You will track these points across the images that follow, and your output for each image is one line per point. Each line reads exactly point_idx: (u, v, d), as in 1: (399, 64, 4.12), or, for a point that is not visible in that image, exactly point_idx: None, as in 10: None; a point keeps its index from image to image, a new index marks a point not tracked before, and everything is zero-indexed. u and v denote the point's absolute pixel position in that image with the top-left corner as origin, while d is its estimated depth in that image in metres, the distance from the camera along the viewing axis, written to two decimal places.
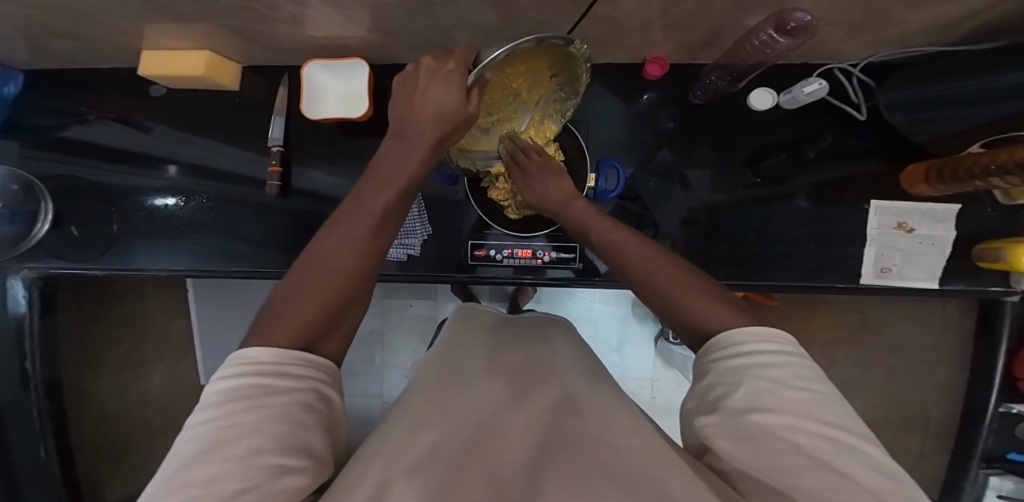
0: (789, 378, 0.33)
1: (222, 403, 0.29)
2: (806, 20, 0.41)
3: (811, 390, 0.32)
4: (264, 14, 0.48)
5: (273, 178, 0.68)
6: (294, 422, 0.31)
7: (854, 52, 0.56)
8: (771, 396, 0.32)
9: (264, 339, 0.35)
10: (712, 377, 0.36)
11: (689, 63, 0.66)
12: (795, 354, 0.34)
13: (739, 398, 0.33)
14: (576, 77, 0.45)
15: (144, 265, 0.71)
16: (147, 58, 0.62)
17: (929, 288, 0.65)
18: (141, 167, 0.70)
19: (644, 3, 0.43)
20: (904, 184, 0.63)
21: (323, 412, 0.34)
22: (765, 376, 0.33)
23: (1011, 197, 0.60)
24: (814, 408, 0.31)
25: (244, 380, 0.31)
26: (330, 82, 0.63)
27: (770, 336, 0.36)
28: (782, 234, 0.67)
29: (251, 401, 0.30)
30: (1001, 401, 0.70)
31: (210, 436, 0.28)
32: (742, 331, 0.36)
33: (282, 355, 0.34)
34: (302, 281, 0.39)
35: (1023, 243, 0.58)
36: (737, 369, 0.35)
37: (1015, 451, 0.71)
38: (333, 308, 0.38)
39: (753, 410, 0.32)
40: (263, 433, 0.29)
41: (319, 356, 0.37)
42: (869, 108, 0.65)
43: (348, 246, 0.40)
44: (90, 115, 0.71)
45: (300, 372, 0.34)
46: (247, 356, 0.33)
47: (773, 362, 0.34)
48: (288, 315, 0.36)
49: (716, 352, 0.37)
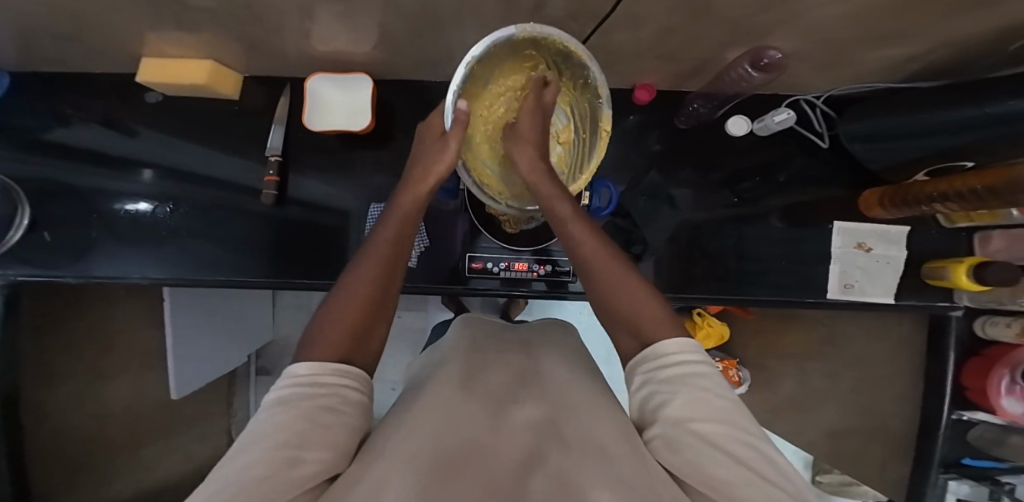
0: (713, 386, 0.34)
1: (265, 409, 0.32)
2: (777, 58, 0.48)
3: (729, 399, 0.34)
4: (274, 28, 0.49)
5: (269, 187, 0.68)
6: (314, 421, 0.31)
7: (815, 86, 0.63)
8: (700, 402, 0.33)
9: (313, 352, 0.37)
10: (648, 386, 0.37)
11: (674, 91, 0.71)
12: (715, 367, 0.37)
13: (676, 407, 0.33)
14: (570, 58, 0.50)
15: (112, 273, 0.68)
16: (147, 65, 0.62)
17: (886, 303, 0.71)
18: (125, 171, 0.69)
19: (636, 34, 0.48)
20: (862, 208, 0.71)
21: (348, 415, 0.34)
22: (699, 386, 0.34)
23: (952, 220, 0.68)
24: (734, 417, 0.33)
25: (284, 391, 0.33)
26: (331, 94, 0.64)
27: (694, 347, 0.37)
28: (757, 252, 0.72)
29: (286, 405, 0.32)
30: (954, 408, 0.74)
31: (250, 434, 0.30)
32: (672, 344, 0.37)
33: (317, 367, 0.36)
34: (326, 318, 0.40)
35: (964, 262, 0.64)
36: (671, 377, 0.35)
37: (967, 456, 0.75)
38: (354, 334, 0.39)
39: (689, 419, 0.32)
40: (288, 429, 0.30)
41: (354, 368, 0.38)
42: (831, 137, 0.72)
43: (371, 273, 0.42)
44: (73, 117, 0.69)
45: (329, 381, 0.35)
46: (290, 373, 0.35)
47: (701, 372, 0.35)
48: (322, 340, 0.38)
49: (652, 363, 0.37)
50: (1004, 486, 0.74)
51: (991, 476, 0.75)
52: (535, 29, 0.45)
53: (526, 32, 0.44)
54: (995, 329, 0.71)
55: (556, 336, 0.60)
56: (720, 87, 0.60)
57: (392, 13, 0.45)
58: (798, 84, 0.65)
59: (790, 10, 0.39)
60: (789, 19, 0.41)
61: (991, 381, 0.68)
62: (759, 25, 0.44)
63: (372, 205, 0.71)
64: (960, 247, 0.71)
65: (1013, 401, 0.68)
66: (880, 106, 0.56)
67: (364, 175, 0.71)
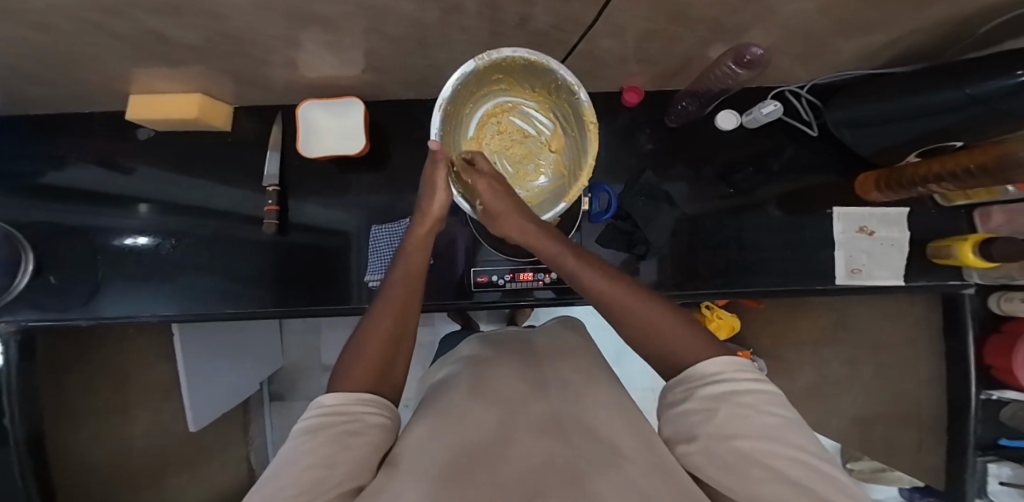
0: (761, 403, 0.34)
1: (296, 436, 0.34)
2: (759, 54, 0.48)
3: (783, 416, 0.34)
4: (261, 58, 0.50)
5: (270, 216, 0.68)
6: (337, 444, 0.32)
7: (803, 75, 0.63)
8: (748, 421, 0.33)
9: (344, 383, 0.38)
10: (687, 402, 0.37)
11: (661, 90, 0.72)
12: (766, 381, 0.36)
13: (720, 425, 0.34)
14: (535, 72, 0.52)
15: (121, 314, 0.69)
16: (135, 102, 0.63)
17: (897, 285, 0.69)
18: (125, 210, 0.70)
19: (621, 40, 0.49)
20: (859, 191, 0.70)
21: (373, 436, 0.35)
22: (744, 402, 0.34)
23: (949, 200, 0.67)
24: (788, 435, 0.33)
25: (311, 418, 0.35)
26: (323, 119, 0.65)
27: (738, 362, 0.37)
28: (759, 242, 0.71)
29: (312, 434, 0.33)
30: (982, 388, 0.71)
31: (283, 460, 0.32)
32: (713, 362, 0.37)
33: (343, 396, 0.36)
34: (351, 356, 0.40)
35: (970, 240, 0.63)
36: (714, 394, 0.35)
37: (1005, 436, 0.71)
38: (379, 368, 0.39)
39: (735, 438, 0.33)
40: (315, 453, 0.31)
41: (374, 395, 0.38)
42: (820, 125, 0.71)
43: (387, 309, 0.43)
44: (68, 159, 0.70)
45: (353, 407, 0.36)
46: (319, 402, 0.36)
47: (747, 388, 0.35)
48: (349, 375, 0.38)
49: (692, 379, 0.37)
50: None
51: None
52: (491, 54, 0.47)
53: (484, 59, 0.47)
54: (1011, 304, 0.69)
55: (571, 340, 0.59)
56: (705, 83, 0.61)
57: (377, 37, 0.46)
58: (785, 75, 0.65)
59: (765, 8, 0.40)
60: (769, 15, 0.41)
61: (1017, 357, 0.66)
62: (740, 23, 0.44)
63: (372, 227, 0.71)
64: (963, 224, 0.70)
65: None
66: (863, 92, 0.56)
67: (361, 196, 0.72)
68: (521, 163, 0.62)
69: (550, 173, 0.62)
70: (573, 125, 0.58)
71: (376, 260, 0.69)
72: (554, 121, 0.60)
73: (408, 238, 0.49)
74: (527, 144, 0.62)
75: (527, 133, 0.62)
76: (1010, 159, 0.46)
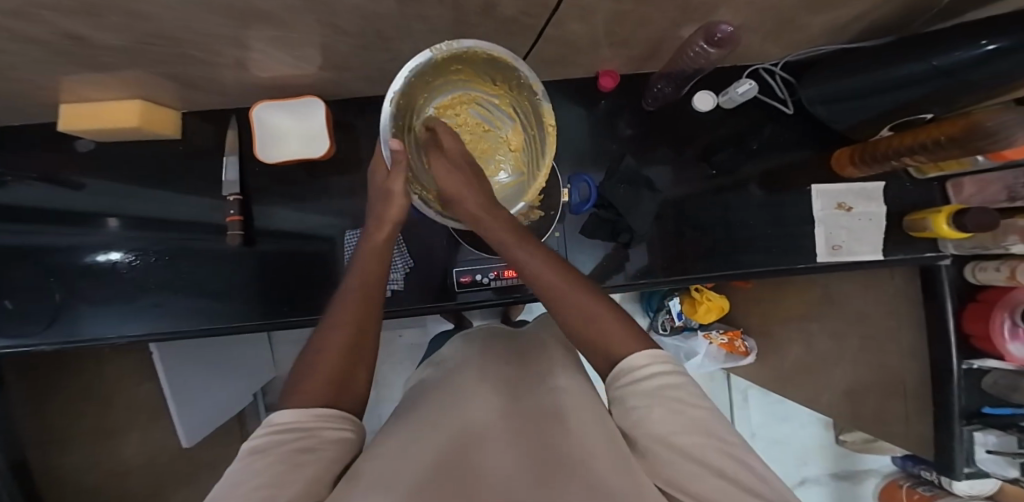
0: (687, 396, 0.34)
1: (240, 458, 0.30)
2: (730, 32, 0.47)
3: (705, 408, 0.34)
4: (203, 59, 0.47)
5: (234, 227, 0.65)
6: (289, 462, 0.30)
7: (775, 52, 0.62)
8: (678, 414, 0.33)
9: (296, 399, 0.36)
10: (623, 400, 0.36)
11: (636, 74, 0.70)
12: (691, 376, 0.36)
13: (654, 421, 0.33)
14: (496, 63, 0.50)
15: (97, 334, 0.66)
16: (66, 112, 0.58)
17: (877, 260, 0.70)
18: (81, 227, 0.66)
19: (588, 23, 0.47)
20: (835, 167, 0.71)
21: (328, 451, 0.33)
22: (674, 396, 0.34)
23: (924, 172, 0.67)
24: (712, 427, 0.33)
25: (259, 438, 0.32)
26: (286, 121, 0.62)
27: (664, 356, 0.37)
28: (742, 223, 0.71)
29: (261, 453, 0.30)
30: (965, 358, 0.70)
31: (224, 488, 0.28)
32: (643, 356, 0.37)
33: (296, 413, 0.34)
34: (303, 371, 0.38)
35: (943, 212, 0.64)
36: (646, 389, 0.35)
37: (988, 405, 0.70)
38: (336, 382, 0.37)
39: (669, 434, 0.32)
40: (265, 472, 0.28)
41: (331, 409, 0.36)
42: (795, 102, 0.71)
43: (343, 321, 0.41)
44: (7, 177, 0.66)
45: (305, 422, 0.34)
46: (268, 422, 0.33)
47: (673, 381, 0.35)
48: (304, 388, 0.36)
49: (625, 375, 0.36)
50: None
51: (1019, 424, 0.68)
52: (447, 45, 0.45)
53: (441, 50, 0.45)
54: (985, 274, 0.70)
55: (541, 340, 0.59)
56: (681, 64, 0.60)
57: (329, 31, 0.43)
58: (757, 54, 0.64)
59: None
60: None
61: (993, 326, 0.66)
62: (706, 2, 0.43)
63: (350, 230, 0.69)
64: (938, 196, 0.70)
65: (1020, 345, 0.65)
66: (832, 68, 0.55)
67: (333, 199, 0.69)
68: (482, 159, 0.60)
69: (509, 170, 0.60)
70: (535, 124, 0.56)
71: None
72: (517, 116, 0.58)
73: (365, 245, 0.48)
74: (488, 139, 0.60)
75: (488, 127, 0.59)
76: (981, 129, 0.45)
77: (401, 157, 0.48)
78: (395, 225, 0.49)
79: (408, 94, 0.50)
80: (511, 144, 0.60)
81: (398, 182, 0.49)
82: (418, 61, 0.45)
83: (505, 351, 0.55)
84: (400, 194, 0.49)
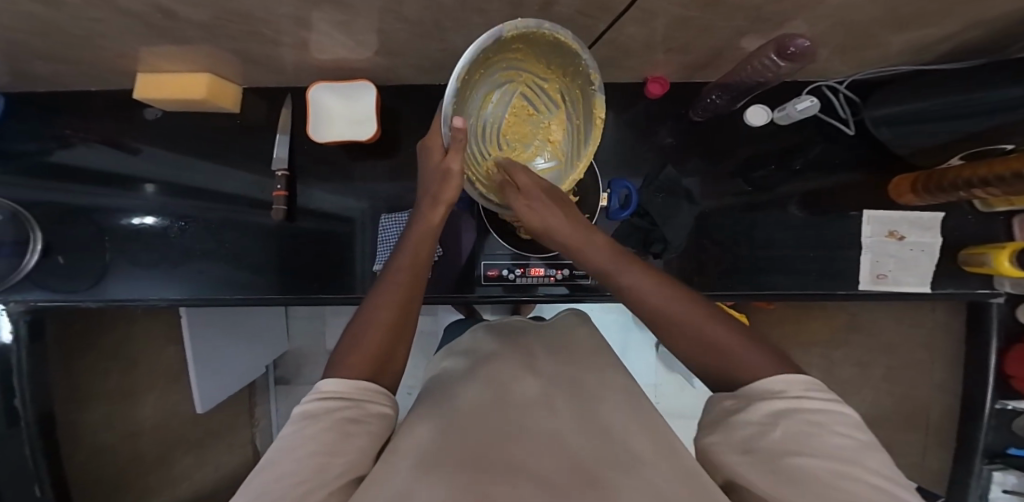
0: (832, 423, 0.30)
1: (294, 422, 0.33)
2: (805, 46, 0.45)
3: (858, 439, 0.30)
4: (270, 38, 0.48)
5: (278, 202, 0.67)
6: (340, 431, 0.32)
7: (839, 69, 0.60)
8: (815, 439, 0.30)
9: (340, 370, 0.37)
10: (740, 416, 0.33)
11: (688, 82, 0.69)
12: (834, 404, 0.32)
13: (776, 439, 0.30)
14: (563, 49, 0.45)
15: (130, 296, 0.69)
16: (142, 82, 0.61)
17: (922, 292, 0.67)
18: (130, 191, 0.69)
19: (650, 26, 0.46)
20: (891, 195, 0.66)
21: (372, 425, 0.35)
22: (810, 419, 0.31)
23: (990, 205, 0.64)
24: (861, 458, 0.28)
25: (308, 404, 0.34)
26: (333, 103, 0.63)
27: (812, 382, 0.33)
28: (780, 242, 0.69)
29: (312, 419, 0.33)
30: (996, 397, 0.68)
31: (282, 447, 0.31)
32: (776, 377, 0.33)
33: (345, 383, 0.36)
34: (350, 342, 0.39)
35: (1007, 248, 0.60)
36: (773, 410, 0.32)
37: (1015, 446, 0.68)
38: (379, 358, 0.38)
39: (793, 453, 0.29)
40: (316, 439, 0.31)
41: (375, 385, 0.37)
42: (856, 122, 0.68)
43: (386, 302, 0.42)
44: (74, 138, 0.69)
45: (352, 393, 0.35)
46: (318, 388, 0.36)
47: (816, 407, 0.31)
48: (350, 359, 0.38)
49: (751, 394, 0.34)
50: None
51: None
52: (520, 25, 0.40)
53: (514, 30, 0.40)
54: None
55: (585, 335, 0.58)
56: (739, 76, 0.57)
57: (391, 17, 0.43)
58: (818, 70, 0.61)
59: None
60: (812, 4, 0.39)
61: None
62: (777, 11, 0.42)
63: (384, 214, 0.70)
64: (998, 231, 0.67)
65: None
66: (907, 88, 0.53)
67: (369, 184, 0.70)
68: (520, 144, 0.55)
69: (549, 159, 0.55)
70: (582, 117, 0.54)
71: (383, 249, 0.68)
72: (564, 103, 0.54)
73: (417, 224, 0.47)
74: (529, 122, 0.55)
75: (532, 111, 0.54)
76: None
77: (463, 138, 0.43)
78: (449, 205, 0.47)
79: (468, 72, 0.44)
80: (551, 134, 0.55)
81: (456, 162, 0.45)
82: (488, 38, 0.40)
83: (536, 348, 0.54)
84: (459, 178, 0.46)
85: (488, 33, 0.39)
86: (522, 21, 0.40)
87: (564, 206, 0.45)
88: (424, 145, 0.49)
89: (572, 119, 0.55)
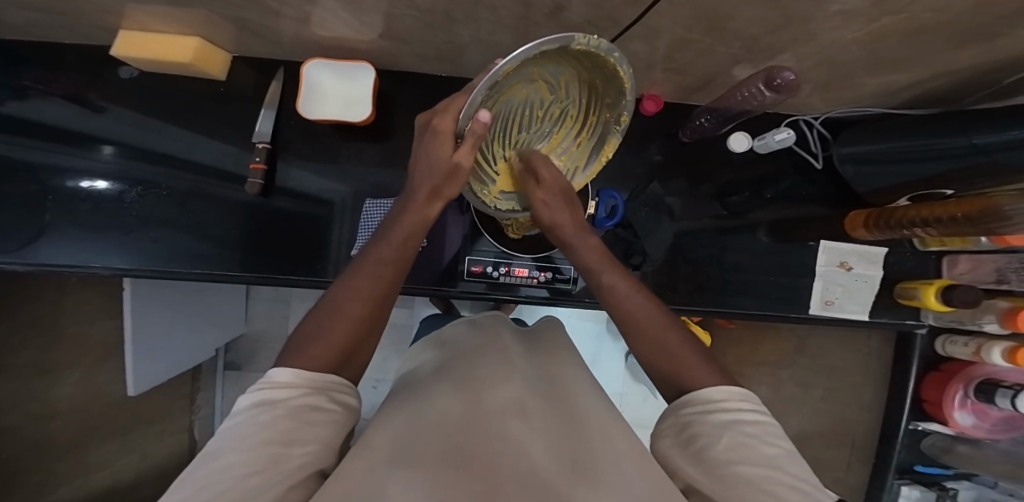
0: (763, 433, 0.33)
1: (245, 410, 0.30)
2: (790, 79, 0.49)
3: (782, 447, 0.33)
4: (273, 8, 0.46)
5: (256, 175, 0.63)
6: (299, 419, 0.30)
7: (813, 106, 0.65)
8: (750, 449, 0.32)
9: (298, 360, 0.34)
10: (691, 425, 0.36)
11: (679, 103, 0.72)
12: (768, 416, 0.35)
13: (721, 448, 0.32)
14: (614, 79, 0.41)
15: (70, 263, 0.62)
16: (124, 39, 0.57)
17: (861, 320, 0.74)
18: (85, 151, 0.63)
19: (653, 45, 0.49)
20: (847, 227, 0.74)
21: (333, 412, 0.33)
22: (747, 431, 0.33)
23: (926, 244, 0.72)
24: (788, 464, 0.31)
25: (258, 394, 0.31)
26: (330, 81, 0.61)
27: (746, 395, 0.36)
28: (744, 264, 0.74)
29: (266, 406, 0.30)
30: (911, 419, 0.81)
31: (228, 435, 0.29)
32: (721, 390, 0.36)
33: (300, 374, 0.33)
34: (312, 329, 0.37)
35: (934, 284, 0.68)
36: (721, 421, 0.34)
37: (921, 463, 0.81)
38: (347, 347, 0.37)
39: (735, 461, 0.31)
40: (271, 428, 0.29)
41: (333, 376, 0.35)
42: (825, 158, 0.75)
43: (358, 293, 0.39)
44: (32, 90, 0.62)
45: (309, 382, 0.33)
46: (269, 377, 0.33)
47: (751, 419, 0.34)
48: (309, 348, 0.35)
49: (696, 404, 0.36)
50: (949, 491, 0.78)
51: (938, 482, 0.79)
52: (591, 41, 0.35)
53: (583, 45, 0.35)
54: (954, 347, 0.74)
55: (562, 337, 0.60)
56: (728, 102, 0.62)
57: (402, 2, 0.43)
58: (795, 106, 0.67)
59: (803, 31, 0.42)
60: (803, 39, 0.43)
61: (947, 396, 0.73)
62: (771, 43, 0.45)
63: (367, 199, 0.68)
64: (930, 268, 0.75)
65: (964, 415, 0.73)
66: (885, 127, 0.58)
67: (356, 169, 0.68)
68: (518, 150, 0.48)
69: None
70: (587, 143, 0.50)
71: (365, 234, 0.66)
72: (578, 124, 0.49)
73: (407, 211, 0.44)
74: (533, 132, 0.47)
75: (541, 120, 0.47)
76: (999, 212, 0.51)
77: (482, 132, 0.38)
78: (447, 200, 0.45)
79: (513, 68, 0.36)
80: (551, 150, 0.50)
81: (467, 159, 0.41)
82: (555, 42, 0.34)
83: (509, 340, 0.54)
84: (465, 175, 0.42)
85: (561, 37, 0.33)
86: (592, 36, 0.35)
87: (572, 207, 0.49)
88: (430, 124, 0.41)
89: (570, 136, 0.50)
